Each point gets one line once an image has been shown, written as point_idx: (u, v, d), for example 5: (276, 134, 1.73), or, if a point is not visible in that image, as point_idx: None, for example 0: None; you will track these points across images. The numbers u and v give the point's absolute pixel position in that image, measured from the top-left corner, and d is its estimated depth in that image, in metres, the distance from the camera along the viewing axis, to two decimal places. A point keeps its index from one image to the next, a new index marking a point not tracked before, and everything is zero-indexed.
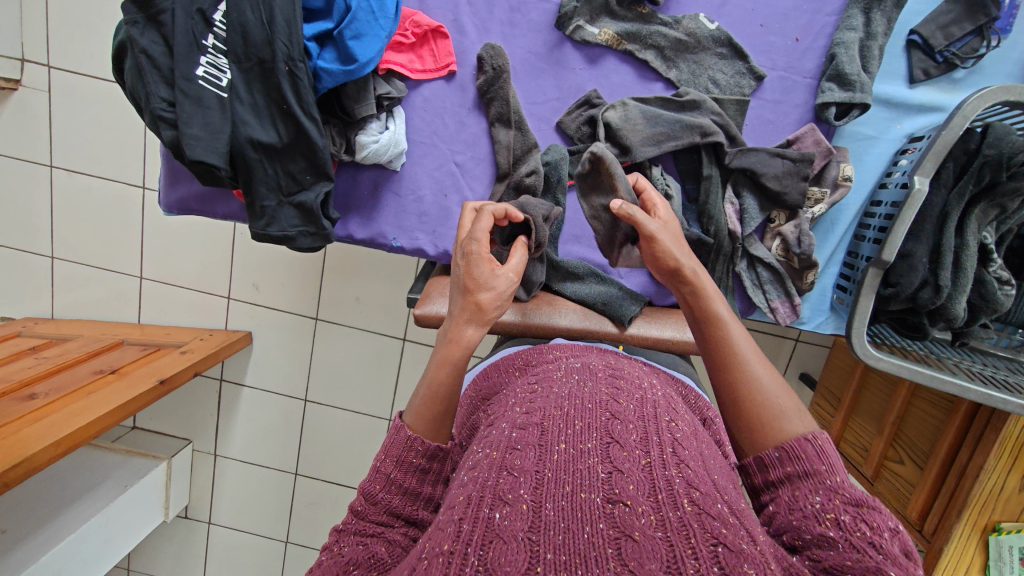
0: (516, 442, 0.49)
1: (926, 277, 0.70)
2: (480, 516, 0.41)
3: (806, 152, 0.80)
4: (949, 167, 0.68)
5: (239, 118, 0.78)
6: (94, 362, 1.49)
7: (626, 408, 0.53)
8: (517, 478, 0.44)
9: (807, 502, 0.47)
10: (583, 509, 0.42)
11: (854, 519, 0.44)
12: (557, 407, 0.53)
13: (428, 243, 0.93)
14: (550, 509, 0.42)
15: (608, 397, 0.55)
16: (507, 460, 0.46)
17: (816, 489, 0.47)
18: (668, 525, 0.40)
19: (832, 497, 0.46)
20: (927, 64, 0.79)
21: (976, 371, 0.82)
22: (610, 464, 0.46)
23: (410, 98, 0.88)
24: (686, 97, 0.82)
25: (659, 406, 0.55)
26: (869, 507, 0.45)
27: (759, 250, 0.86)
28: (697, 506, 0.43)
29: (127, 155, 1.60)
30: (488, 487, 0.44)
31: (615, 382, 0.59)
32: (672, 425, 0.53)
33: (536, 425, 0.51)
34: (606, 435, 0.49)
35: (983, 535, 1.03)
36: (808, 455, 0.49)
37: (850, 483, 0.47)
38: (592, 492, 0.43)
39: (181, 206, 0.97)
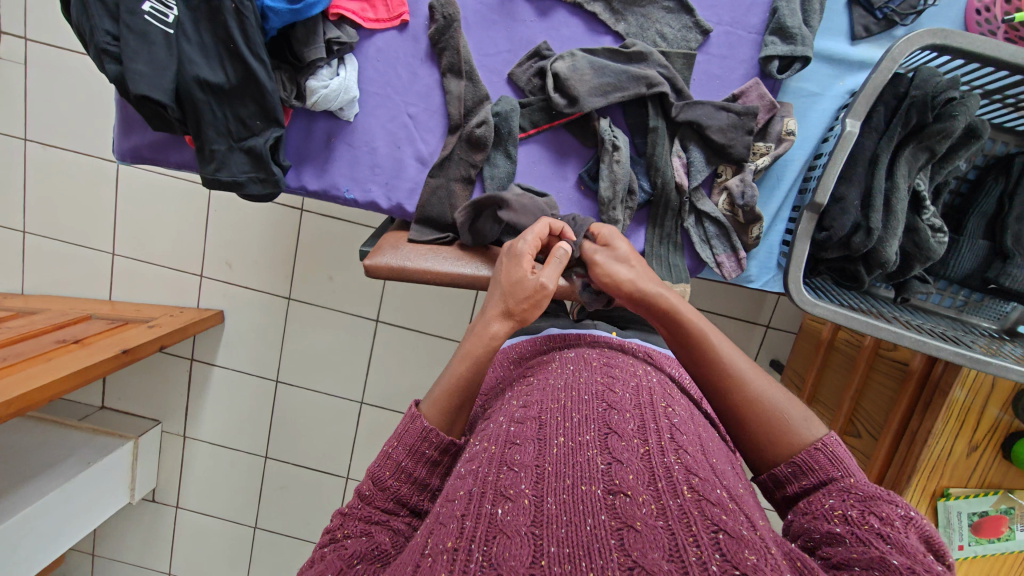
0: (514, 436, 0.51)
1: (857, 221, 0.72)
2: (483, 512, 0.43)
3: (750, 106, 0.82)
4: (880, 111, 0.70)
5: (186, 57, 0.78)
6: (59, 333, 1.44)
7: (623, 398, 0.55)
8: (517, 473, 0.46)
9: (820, 504, 0.50)
10: (584, 501, 0.43)
11: (862, 513, 0.46)
12: (556, 402, 0.55)
13: (381, 196, 0.92)
14: (551, 504, 0.43)
15: (604, 387, 0.57)
16: (507, 456, 0.49)
17: (829, 493, 0.50)
18: (669, 514, 0.42)
19: (842, 497, 0.49)
20: (869, 20, 0.80)
21: (919, 324, 0.83)
22: (610, 455, 0.47)
23: (363, 47, 0.89)
24: (633, 48, 0.83)
25: (655, 393, 0.57)
26: (880, 501, 0.47)
27: (706, 205, 0.87)
28: (696, 492, 0.44)
29: (99, 127, 1.59)
30: (490, 483, 0.46)
31: (611, 372, 0.61)
32: (669, 411, 0.55)
33: (534, 419, 0.53)
34: (604, 426, 0.51)
35: (932, 501, 1.02)
36: (820, 464, 0.53)
37: (863, 484, 0.50)
38: (593, 484, 0.44)
39: (134, 155, 0.96)
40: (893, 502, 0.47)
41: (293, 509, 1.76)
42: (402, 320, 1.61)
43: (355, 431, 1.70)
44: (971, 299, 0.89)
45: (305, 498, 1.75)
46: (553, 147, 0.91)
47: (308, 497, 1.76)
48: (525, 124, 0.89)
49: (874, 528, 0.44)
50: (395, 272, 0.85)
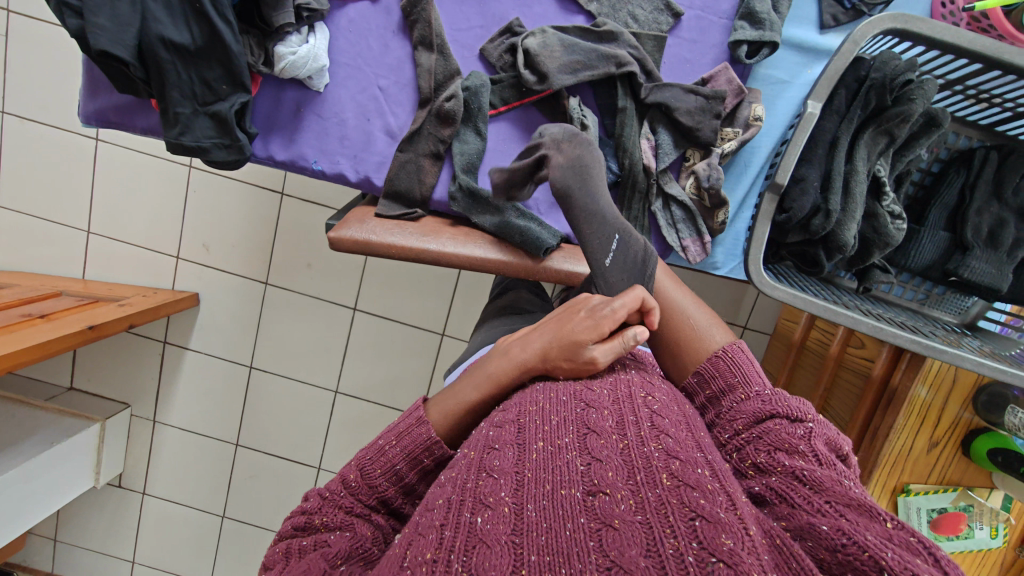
0: (494, 441, 0.47)
1: (817, 204, 0.72)
2: (461, 522, 0.40)
3: (718, 90, 0.82)
4: (841, 94, 0.71)
5: (150, 14, 0.77)
6: (27, 307, 1.40)
7: (600, 395, 0.52)
8: (496, 480, 0.43)
9: (728, 448, 0.52)
10: (562, 506, 0.41)
11: (768, 455, 0.47)
12: (534, 404, 0.51)
13: (349, 169, 0.91)
14: (531, 510, 0.41)
15: (581, 386, 0.54)
16: (485, 462, 0.45)
17: (725, 420, 0.54)
18: (647, 508, 0.40)
19: (738, 430, 0.52)
20: (837, 10, 0.81)
21: (881, 314, 0.83)
22: (589, 455, 0.45)
23: (335, 17, 0.88)
24: (604, 28, 0.83)
25: (633, 384, 0.54)
26: (773, 423, 0.50)
27: (673, 188, 0.87)
28: (675, 479, 0.42)
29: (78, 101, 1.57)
30: (468, 491, 0.42)
31: (588, 369, 0.57)
32: (648, 399, 0.52)
33: (512, 423, 0.49)
34: (583, 426, 0.47)
35: (892, 496, 1.02)
36: (724, 371, 0.58)
37: (752, 395, 0.54)
38: (572, 488, 0.42)
39: (99, 118, 0.94)
40: (790, 426, 0.48)
41: (263, 498, 1.73)
42: (379, 309, 1.59)
43: (327, 421, 1.68)
44: (933, 293, 0.89)
45: (274, 487, 1.72)
46: (523, 125, 0.90)
47: (278, 486, 1.73)
48: (495, 101, 0.89)
49: (783, 469, 0.45)
50: (360, 244, 0.84)
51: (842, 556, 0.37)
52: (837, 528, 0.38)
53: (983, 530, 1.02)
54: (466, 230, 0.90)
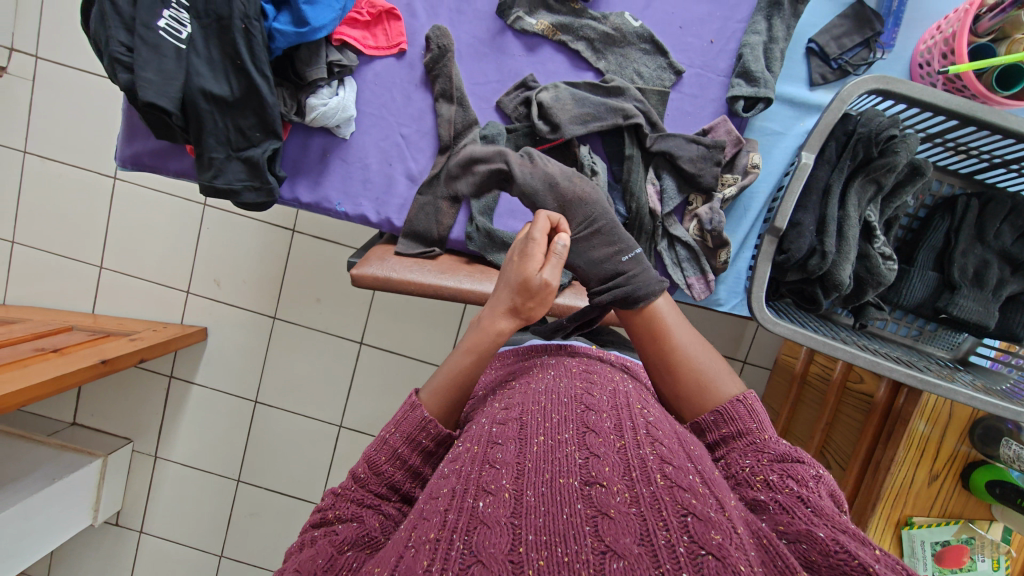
0: (497, 437, 0.52)
1: (813, 246, 0.77)
2: (465, 507, 0.43)
3: (718, 140, 0.88)
4: (832, 146, 0.77)
5: (194, 69, 0.83)
6: (39, 342, 1.42)
7: (600, 400, 0.57)
8: (498, 470, 0.47)
9: (739, 468, 0.55)
10: (560, 492, 0.44)
11: (781, 477, 0.51)
12: (535, 403, 0.57)
13: (371, 210, 0.97)
14: (530, 496, 0.44)
15: (582, 390, 0.59)
16: (489, 455, 0.49)
17: (745, 454, 0.56)
18: (641, 501, 0.44)
19: (760, 459, 0.54)
20: (824, 69, 0.89)
21: (876, 349, 0.87)
22: (587, 451, 0.49)
23: (362, 71, 0.95)
24: (612, 83, 0.90)
25: (631, 396, 0.60)
26: (792, 461, 0.53)
27: (678, 230, 0.92)
28: (669, 480, 0.46)
29: (102, 144, 1.64)
30: (472, 481, 0.46)
31: (589, 377, 0.64)
32: (644, 412, 0.57)
33: (515, 420, 0.54)
34: (582, 425, 0.52)
35: (896, 529, 1.04)
36: (740, 416, 0.59)
37: (774, 442, 0.56)
38: (571, 477, 0.46)
39: (134, 161, 1.00)
40: (801, 461, 0.53)
41: (262, 536, 1.71)
42: (387, 343, 1.63)
43: (330, 456, 1.68)
44: (925, 330, 0.94)
45: (274, 524, 1.71)
46: None
47: (277, 523, 1.71)
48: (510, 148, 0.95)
49: (792, 490, 0.49)
50: (380, 280, 0.88)
51: (834, 560, 0.41)
52: (833, 536, 0.42)
53: (986, 562, 1.04)
54: (480, 268, 0.95)
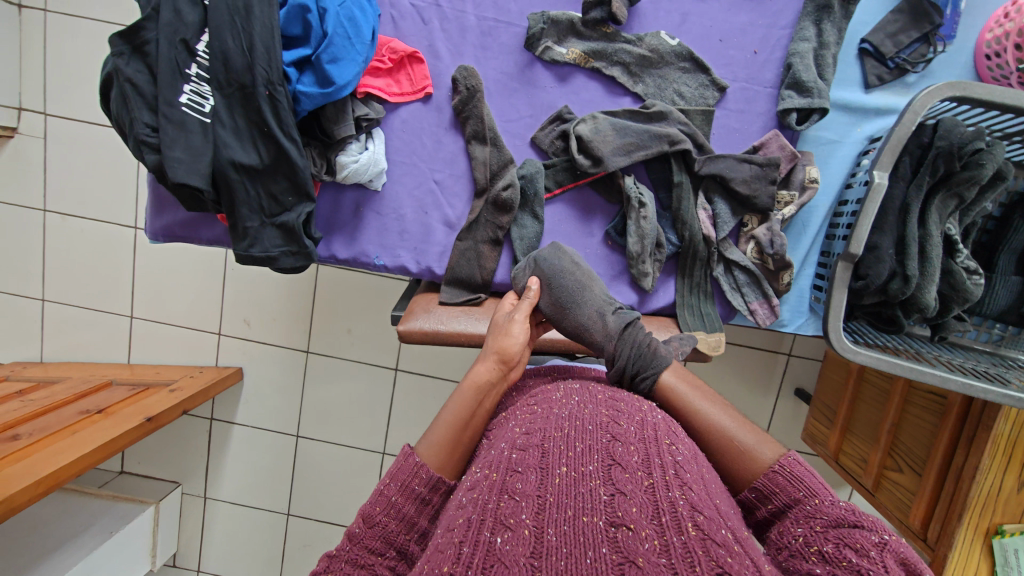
0: (517, 464, 0.48)
1: (894, 268, 0.72)
2: (481, 540, 0.41)
3: (772, 157, 0.83)
4: (907, 160, 0.72)
5: (221, 141, 0.79)
6: (82, 403, 1.37)
7: (627, 430, 0.51)
8: (518, 501, 0.44)
9: (791, 536, 0.49)
10: (584, 533, 0.41)
11: (834, 545, 0.45)
12: (558, 429, 0.52)
13: (410, 260, 0.93)
14: (552, 535, 0.41)
15: (608, 418, 0.53)
16: (508, 484, 0.46)
17: (797, 521, 0.49)
18: (672, 551, 0.40)
19: (812, 525, 0.48)
20: (880, 70, 0.83)
21: (960, 363, 0.81)
22: (613, 487, 0.45)
23: (389, 120, 0.91)
24: (653, 108, 0.86)
25: (659, 428, 0.53)
26: (848, 526, 0.46)
27: (735, 254, 0.88)
28: (701, 530, 0.42)
29: (117, 191, 1.51)
30: (490, 510, 0.43)
31: (615, 405, 0.56)
32: (673, 448, 0.51)
33: (536, 447, 0.50)
34: (607, 457, 0.48)
35: (987, 539, 1.00)
36: (782, 486, 0.53)
37: (829, 505, 0.49)
38: (595, 516, 0.43)
39: (166, 233, 0.98)
40: (862, 525, 0.46)
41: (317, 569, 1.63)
42: (424, 369, 1.53)
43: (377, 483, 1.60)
44: (1009, 334, 0.86)
45: None
46: (578, 206, 0.92)
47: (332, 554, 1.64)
48: (550, 184, 0.90)
49: (848, 561, 0.43)
50: (428, 335, 0.86)
51: None
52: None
53: None
54: None
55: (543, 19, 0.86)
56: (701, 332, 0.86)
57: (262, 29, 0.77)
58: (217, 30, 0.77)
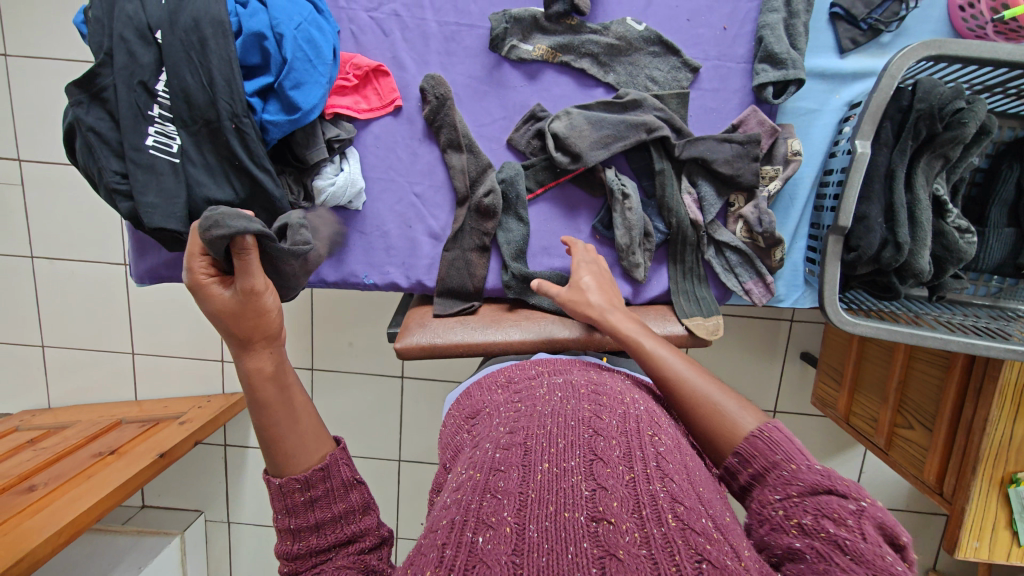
0: (500, 462, 0.47)
1: (885, 236, 0.71)
2: (463, 541, 0.40)
3: (752, 134, 0.82)
4: (888, 126, 0.71)
5: (195, 180, 0.78)
6: (94, 445, 1.36)
7: (609, 425, 0.52)
8: (499, 499, 0.43)
9: (771, 507, 0.45)
10: (566, 528, 0.41)
11: (814, 517, 0.42)
12: (541, 427, 0.51)
13: (400, 276, 0.92)
14: (533, 531, 0.41)
15: (590, 414, 0.53)
16: (490, 483, 0.45)
17: (775, 488, 0.46)
18: (652, 542, 0.40)
19: (792, 494, 0.45)
20: (854, 33, 0.81)
21: (959, 322, 0.80)
22: (595, 482, 0.45)
23: (361, 137, 0.89)
24: (627, 97, 0.84)
25: (642, 420, 0.53)
26: (826, 493, 0.44)
27: (724, 235, 0.87)
28: (681, 521, 0.41)
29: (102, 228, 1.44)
30: (473, 510, 0.43)
31: (598, 399, 0.56)
32: (656, 439, 0.51)
33: (519, 445, 0.49)
34: (589, 452, 0.47)
35: (1003, 488, 1.00)
36: (760, 452, 0.49)
37: (805, 470, 0.46)
38: (576, 510, 0.42)
39: (152, 276, 0.96)
40: (835, 490, 0.44)
41: None
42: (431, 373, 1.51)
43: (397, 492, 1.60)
44: (1006, 285, 0.86)
45: None
46: (563, 203, 0.90)
47: None
48: (532, 185, 0.89)
49: (831, 536, 0.40)
50: (427, 349, 0.83)
51: None
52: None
53: None
54: (524, 312, 0.89)
55: (505, 19, 0.83)
56: (699, 317, 0.85)
57: (219, 62, 0.75)
58: (174, 68, 0.75)
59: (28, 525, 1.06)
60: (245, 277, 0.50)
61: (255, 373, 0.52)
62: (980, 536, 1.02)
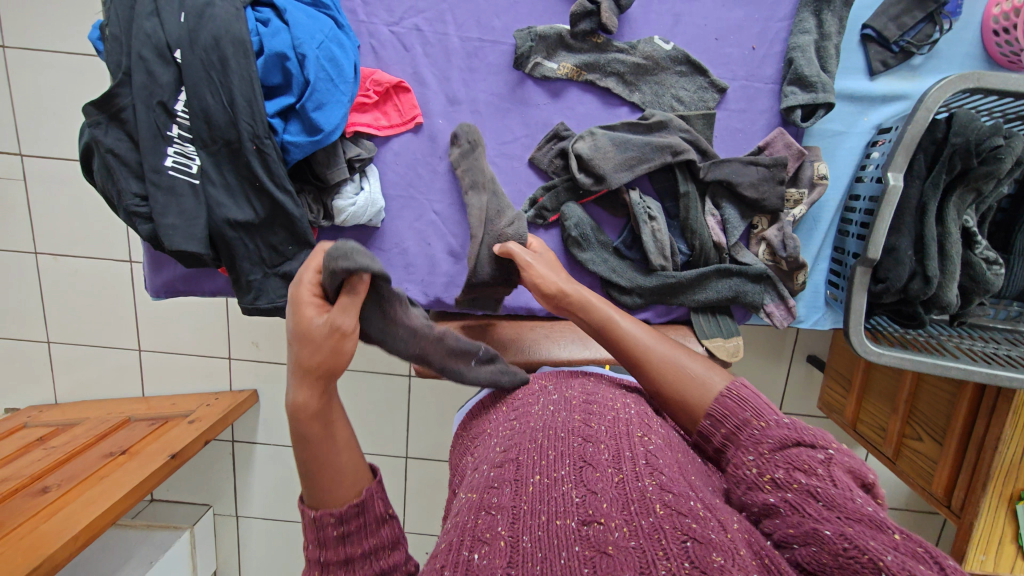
0: (494, 480, 0.48)
1: (914, 269, 0.72)
2: (459, 560, 0.39)
3: (778, 157, 0.81)
4: (921, 158, 0.71)
5: (214, 201, 0.77)
6: (104, 445, 1.32)
7: (599, 431, 0.52)
8: (493, 516, 0.43)
9: (744, 466, 0.47)
10: (556, 535, 0.40)
11: (786, 471, 0.44)
12: (531, 440, 0.52)
13: (418, 292, 0.90)
14: (527, 542, 0.40)
15: (580, 423, 0.53)
16: (484, 501, 0.45)
17: (747, 446, 0.48)
18: (640, 533, 0.39)
19: (761, 451, 0.47)
20: (885, 55, 0.80)
21: (985, 350, 0.79)
22: (584, 488, 0.45)
23: (381, 155, 0.88)
24: (653, 118, 0.83)
25: (631, 424, 0.53)
26: (794, 446, 0.45)
27: (747, 257, 0.86)
28: (669, 508, 0.41)
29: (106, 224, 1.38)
30: (468, 530, 0.42)
31: (588, 408, 0.56)
32: (645, 439, 0.51)
33: (512, 462, 0.49)
34: (578, 459, 0.48)
35: (1011, 505, 0.99)
36: (730, 411, 0.51)
37: (771, 426, 0.48)
38: (567, 517, 0.41)
39: (169, 289, 0.95)
40: (802, 442, 0.45)
41: None
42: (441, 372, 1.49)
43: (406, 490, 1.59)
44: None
45: None
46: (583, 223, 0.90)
47: None
48: (553, 206, 0.87)
49: (803, 486, 0.42)
50: None
51: (843, 559, 0.36)
52: (841, 532, 0.37)
53: None
54: (544, 330, 0.88)
55: (530, 36, 0.82)
56: (718, 339, 0.85)
57: (240, 82, 0.73)
58: (195, 88, 0.73)
59: (47, 528, 1.03)
60: (341, 317, 0.52)
61: (301, 410, 0.52)
62: (986, 551, 1.01)
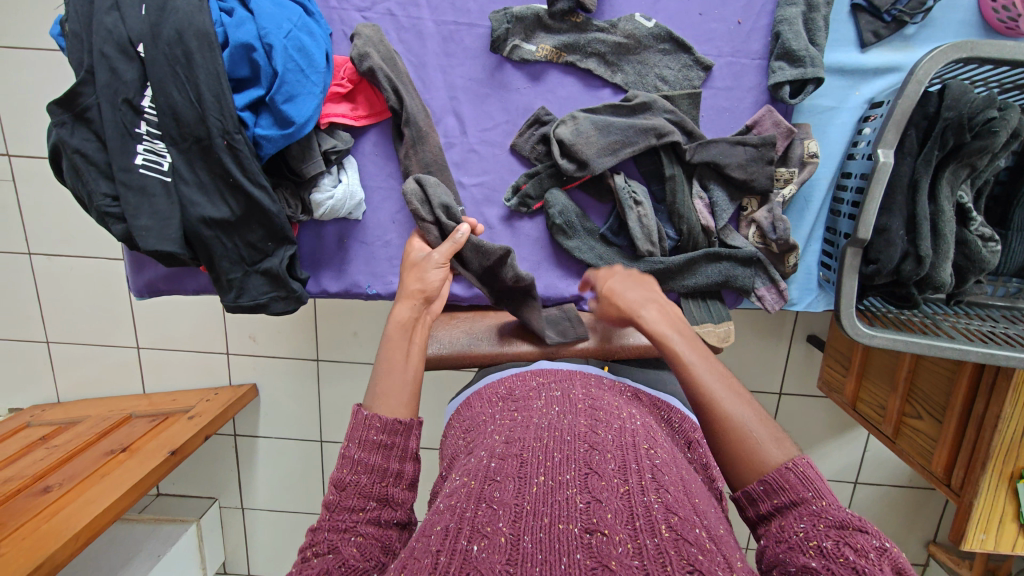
0: (495, 472, 0.45)
1: (906, 249, 0.70)
2: (457, 548, 0.38)
3: (767, 136, 0.78)
4: (913, 134, 0.69)
5: (188, 199, 0.74)
6: (104, 442, 1.27)
7: (605, 439, 0.49)
8: (495, 509, 0.41)
9: (792, 531, 0.44)
10: (559, 540, 0.39)
11: (837, 544, 0.41)
12: (536, 439, 0.49)
13: None
14: (528, 542, 0.39)
15: (587, 428, 0.50)
16: (485, 492, 0.43)
17: (801, 518, 0.45)
18: (645, 553, 0.38)
19: (815, 523, 0.44)
20: (877, 25, 0.77)
21: (987, 330, 0.77)
22: (589, 493, 0.42)
23: (359, 146, 0.86)
24: (635, 100, 0.80)
25: (638, 433, 0.51)
26: (853, 529, 0.42)
27: (737, 240, 0.84)
28: (674, 531, 0.39)
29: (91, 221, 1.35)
30: (467, 519, 0.40)
31: (594, 414, 0.53)
32: (651, 452, 0.49)
33: (514, 456, 0.47)
34: (584, 464, 0.45)
35: (1012, 483, 0.96)
36: (790, 484, 0.47)
37: (835, 508, 0.45)
38: (570, 522, 0.40)
39: (151, 290, 0.94)
40: (865, 530, 0.42)
41: None
42: None
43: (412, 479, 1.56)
44: None
45: None
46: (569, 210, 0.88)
47: None
48: (536, 195, 0.84)
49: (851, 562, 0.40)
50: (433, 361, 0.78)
51: None
52: None
53: None
54: None
55: (506, 18, 0.79)
56: (708, 324, 0.83)
57: (207, 77, 0.71)
58: (160, 84, 0.71)
59: (51, 527, 1.00)
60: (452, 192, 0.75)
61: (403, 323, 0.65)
62: (986, 529, 0.99)
